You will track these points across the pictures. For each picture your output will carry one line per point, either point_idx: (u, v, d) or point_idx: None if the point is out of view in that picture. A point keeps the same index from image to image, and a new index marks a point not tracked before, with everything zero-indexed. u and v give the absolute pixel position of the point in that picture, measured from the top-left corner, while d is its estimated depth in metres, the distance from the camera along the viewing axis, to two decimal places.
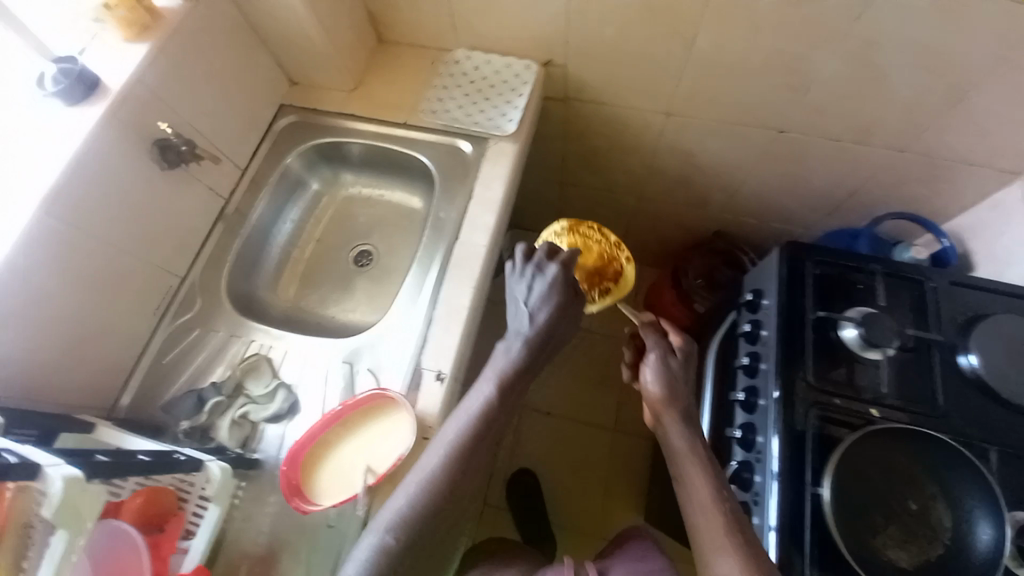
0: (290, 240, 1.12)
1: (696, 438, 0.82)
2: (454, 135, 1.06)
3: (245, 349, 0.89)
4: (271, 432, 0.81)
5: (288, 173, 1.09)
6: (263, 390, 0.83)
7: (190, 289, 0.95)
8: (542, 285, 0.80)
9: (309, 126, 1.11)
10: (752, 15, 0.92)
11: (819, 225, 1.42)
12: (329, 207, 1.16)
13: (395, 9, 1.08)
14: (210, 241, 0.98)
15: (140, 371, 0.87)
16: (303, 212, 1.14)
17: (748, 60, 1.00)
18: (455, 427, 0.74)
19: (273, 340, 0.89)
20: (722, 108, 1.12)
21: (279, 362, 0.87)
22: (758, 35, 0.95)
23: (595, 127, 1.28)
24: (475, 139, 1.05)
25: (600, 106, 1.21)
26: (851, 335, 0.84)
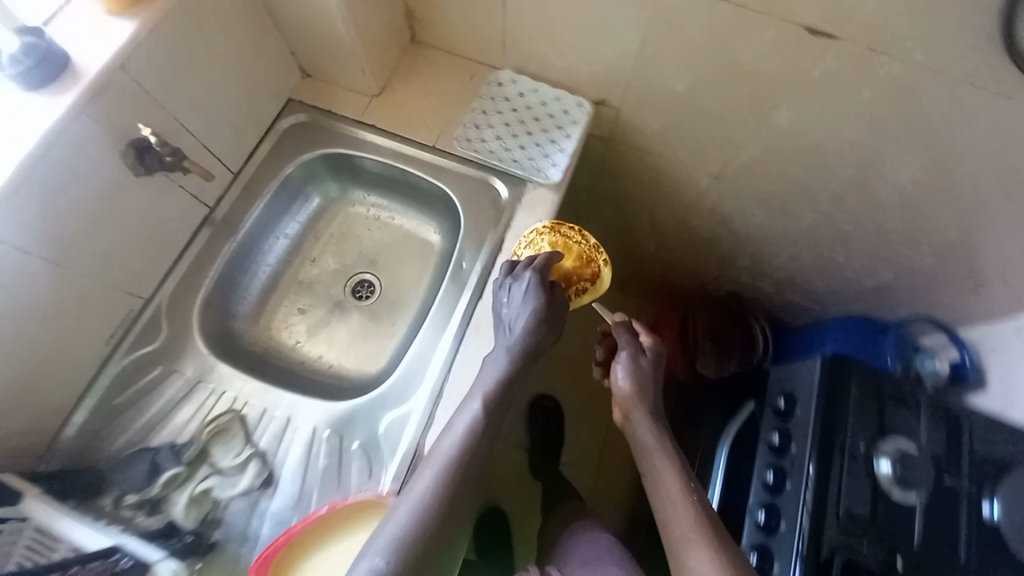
0: (283, 259, 0.96)
1: (664, 434, 0.77)
2: (490, 172, 0.94)
3: (215, 404, 0.75)
4: (236, 514, 0.69)
5: (290, 181, 0.94)
6: (232, 461, 0.72)
7: (156, 314, 0.80)
8: (526, 288, 0.69)
9: (321, 129, 0.95)
10: (839, 100, 0.82)
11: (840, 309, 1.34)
12: (333, 223, 1.00)
13: (438, 11, 0.93)
14: (187, 256, 0.84)
15: (81, 413, 0.72)
16: (300, 228, 0.98)
17: (820, 144, 0.91)
18: (449, 437, 0.62)
19: (251, 395, 0.76)
20: (776, 184, 1.03)
21: (254, 425, 0.74)
22: (839, 121, 0.85)
23: (635, 175, 1.17)
24: (511, 180, 0.93)
25: (647, 155, 1.09)
26: (884, 472, 0.80)
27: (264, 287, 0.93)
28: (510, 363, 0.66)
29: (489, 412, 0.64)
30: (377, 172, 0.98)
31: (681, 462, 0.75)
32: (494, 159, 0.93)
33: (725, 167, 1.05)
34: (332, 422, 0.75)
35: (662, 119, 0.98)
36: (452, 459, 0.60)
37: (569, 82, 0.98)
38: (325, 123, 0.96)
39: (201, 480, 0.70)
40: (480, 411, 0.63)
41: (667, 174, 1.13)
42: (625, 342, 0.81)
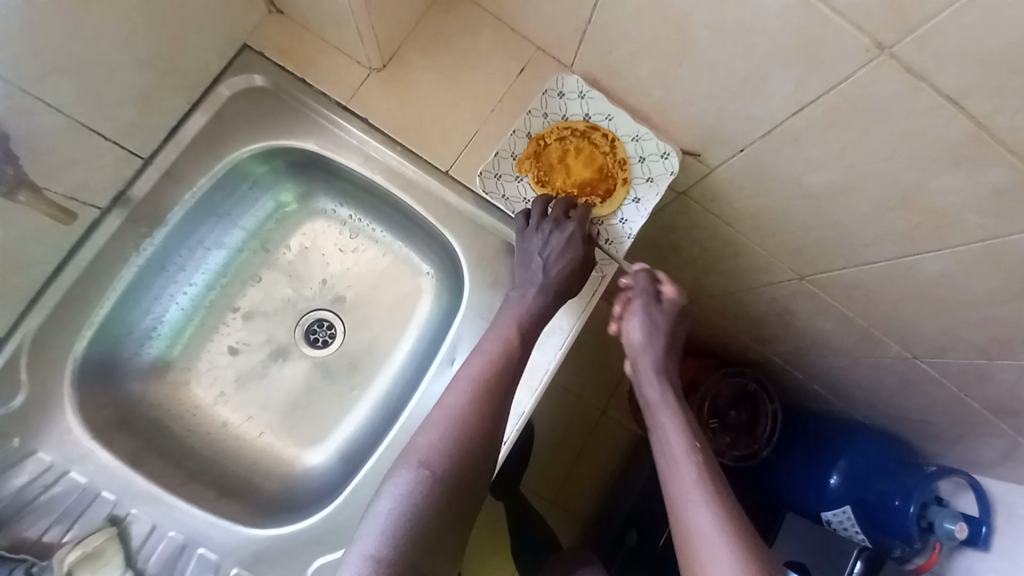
0: (217, 275, 0.71)
1: (672, 392, 0.66)
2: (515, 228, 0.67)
3: (87, 506, 0.57)
4: None
5: (231, 174, 0.66)
6: None
7: (10, 354, 0.57)
8: (551, 239, 0.62)
9: (286, 105, 0.66)
10: (1010, 261, 0.57)
11: (876, 425, 1.07)
12: (291, 236, 0.74)
13: None
14: (68, 271, 0.60)
15: None
16: (244, 237, 0.72)
17: (951, 294, 0.65)
18: (425, 434, 0.58)
19: (137, 497, 0.58)
20: (864, 310, 0.79)
21: (140, 541, 0.57)
22: (994, 281, 0.60)
23: (696, 240, 0.89)
24: None
25: (723, 228, 0.81)
26: None
27: (180, 318, 0.69)
28: (516, 341, 0.60)
29: (496, 384, 0.58)
30: (357, 185, 0.70)
31: (689, 419, 0.65)
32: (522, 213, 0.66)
33: (814, 279, 0.79)
34: (241, 559, 0.57)
35: (765, 202, 0.70)
36: (454, 439, 0.56)
37: (657, 118, 0.67)
38: (292, 96, 0.66)
39: None
40: (488, 386, 0.58)
41: (738, 256, 0.86)
42: (637, 289, 0.68)
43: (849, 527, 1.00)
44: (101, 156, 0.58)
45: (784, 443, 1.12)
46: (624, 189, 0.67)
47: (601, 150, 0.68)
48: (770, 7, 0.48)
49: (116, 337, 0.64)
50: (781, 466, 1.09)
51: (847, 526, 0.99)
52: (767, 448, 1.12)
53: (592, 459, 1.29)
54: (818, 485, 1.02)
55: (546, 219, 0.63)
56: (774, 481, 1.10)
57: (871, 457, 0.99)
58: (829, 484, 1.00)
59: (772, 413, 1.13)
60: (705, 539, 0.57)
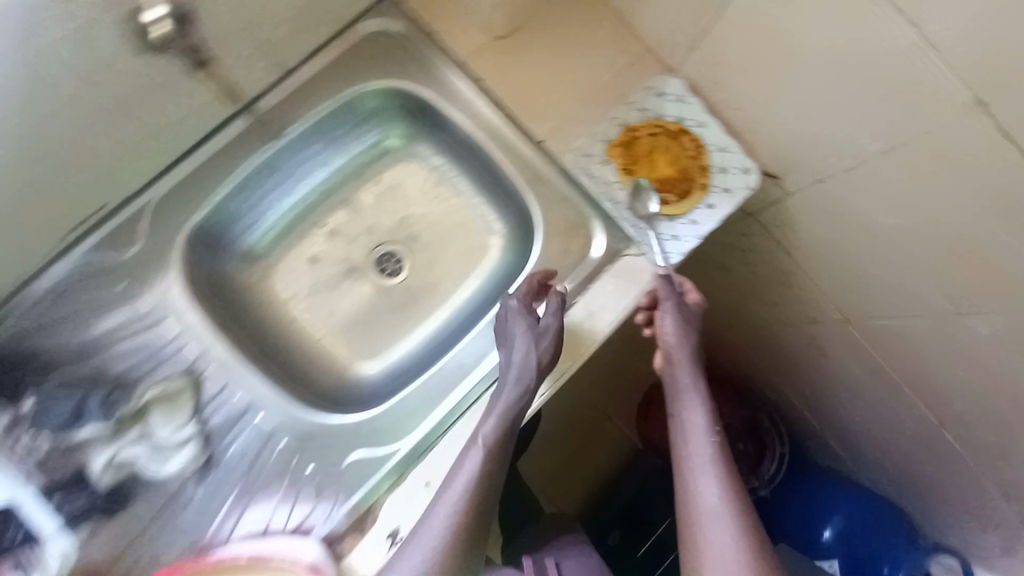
0: (312, 192, 0.78)
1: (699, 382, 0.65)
2: (593, 209, 0.71)
3: (169, 357, 0.64)
4: (159, 489, 0.61)
5: (351, 104, 0.73)
6: (170, 431, 0.63)
7: (138, 212, 0.66)
8: (524, 335, 0.62)
9: (410, 51, 0.72)
10: None
11: (884, 489, 1.07)
12: (384, 173, 0.81)
13: None
14: (199, 154, 0.68)
15: (12, 314, 0.63)
16: (344, 164, 0.79)
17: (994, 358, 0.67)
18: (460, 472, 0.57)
19: (211, 359, 0.65)
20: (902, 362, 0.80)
21: (208, 396, 0.64)
22: None
23: (750, 264, 0.92)
24: (612, 227, 0.71)
25: (781, 254, 0.84)
26: None
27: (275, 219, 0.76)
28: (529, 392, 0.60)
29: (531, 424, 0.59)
30: (456, 136, 0.75)
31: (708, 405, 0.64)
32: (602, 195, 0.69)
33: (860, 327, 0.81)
34: (292, 428, 0.65)
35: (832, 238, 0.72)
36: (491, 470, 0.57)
37: (746, 134, 0.71)
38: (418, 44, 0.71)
39: (129, 446, 0.61)
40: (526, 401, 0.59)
41: (789, 286, 0.89)
42: (669, 292, 0.65)
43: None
44: (252, 62, 0.66)
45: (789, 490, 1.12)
46: (701, 193, 0.70)
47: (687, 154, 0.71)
48: (884, 43, 0.52)
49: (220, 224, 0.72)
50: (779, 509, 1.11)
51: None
52: (766, 487, 1.12)
53: (590, 457, 1.32)
54: (809, 530, 1.07)
55: (523, 313, 0.64)
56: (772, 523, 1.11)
57: (867, 515, 1.04)
58: (823, 535, 1.05)
59: (779, 456, 1.13)
60: (712, 518, 0.59)
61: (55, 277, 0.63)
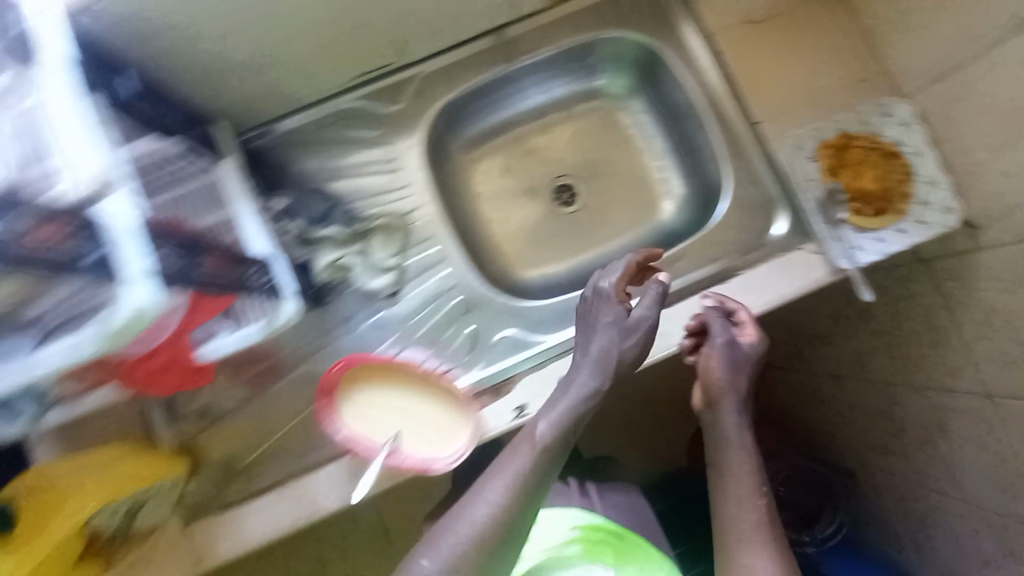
0: (529, 112, 0.86)
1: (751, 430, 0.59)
2: (785, 200, 0.74)
3: (392, 198, 0.74)
4: (354, 301, 0.71)
5: (595, 46, 0.79)
6: (379, 259, 0.71)
7: (398, 84, 0.75)
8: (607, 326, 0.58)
9: (666, 10, 0.76)
10: None
11: None
12: (592, 116, 0.87)
13: None
14: (461, 50, 0.76)
15: (284, 123, 0.73)
16: (561, 97, 0.86)
17: None
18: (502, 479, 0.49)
19: (425, 209, 0.75)
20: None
21: (414, 240, 0.74)
22: None
23: (892, 323, 0.85)
24: (800, 227, 0.72)
25: (941, 323, 0.76)
26: None
27: (486, 124, 0.84)
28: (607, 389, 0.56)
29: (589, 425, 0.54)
30: (677, 98, 0.79)
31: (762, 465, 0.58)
32: (802, 192, 0.72)
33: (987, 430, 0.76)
34: (470, 295, 0.73)
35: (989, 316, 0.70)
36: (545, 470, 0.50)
37: (966, 177, 0.67)
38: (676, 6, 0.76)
39: (349, 255, 0.70)
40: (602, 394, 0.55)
41: (915, 366, 0.84)
42: (717, 323, 0.64)
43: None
44: None
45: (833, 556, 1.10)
46: (895, 216, 0.70)
47: (890, 175, 0.72)
48: None
49: (453, 115, 0.81)
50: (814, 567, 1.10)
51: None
52: (814, 545, 1.10)
53: None
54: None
55: (613, 301, 0.59)
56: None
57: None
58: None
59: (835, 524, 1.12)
60: None
61: (336, 104, 0.74)
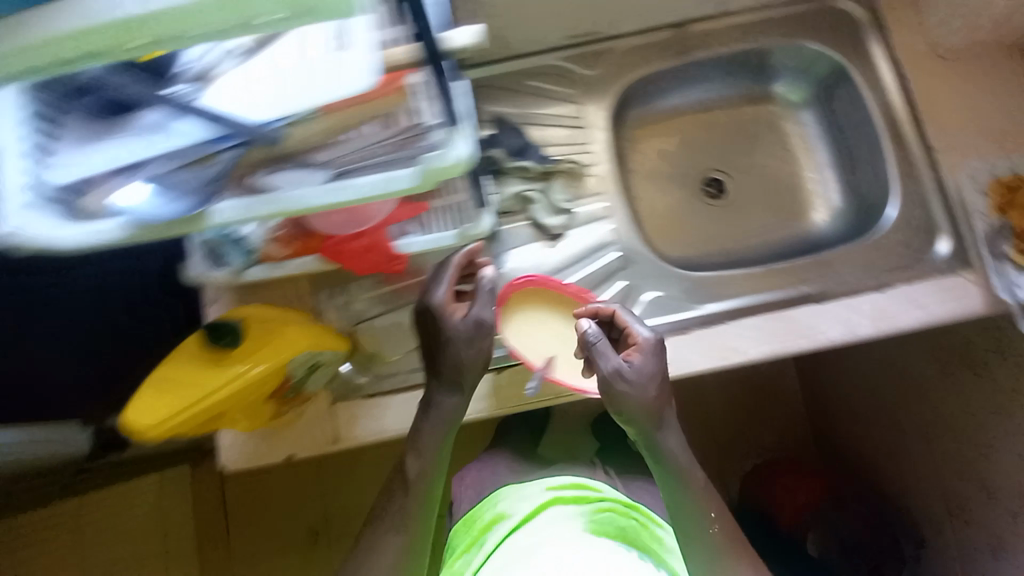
0: (696, 105, 0.91)
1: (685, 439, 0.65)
2: (950, 228, 0.74)
3: (573, 149, 0.80)
4: (525, 233, 0.77)
5: (779, 54, 0.84)
6: (556, 199, 0.77)
7: (597, 53, 0.82)
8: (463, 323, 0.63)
9: (862, 32, 0.80)
10: None
11: None
12: (754, 121, 0.91)
13: None
14: (657, 33, 0.82)
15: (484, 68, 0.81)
16: (728, 98, 0.90)
17: None
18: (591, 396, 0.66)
19: (600, 164, 0.80)
20: None
21: (587, 191, 0.79)
22: None
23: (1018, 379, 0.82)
24: (963, 256, 0.72)
25: None
26: None
27: (653, 107, 0.89)
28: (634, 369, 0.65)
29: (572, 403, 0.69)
30: (853, 117, 0.83)
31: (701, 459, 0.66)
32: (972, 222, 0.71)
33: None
34: (627, 250, 0.78)
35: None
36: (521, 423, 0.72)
37: None
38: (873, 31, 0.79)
39: (534, 189, 0.76)
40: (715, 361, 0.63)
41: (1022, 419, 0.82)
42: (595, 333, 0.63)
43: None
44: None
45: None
46: None
47: None
48: None
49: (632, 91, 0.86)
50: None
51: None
52: None
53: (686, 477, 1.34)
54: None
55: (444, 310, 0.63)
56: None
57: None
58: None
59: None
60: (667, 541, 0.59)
61: (545, 59, 0.81)
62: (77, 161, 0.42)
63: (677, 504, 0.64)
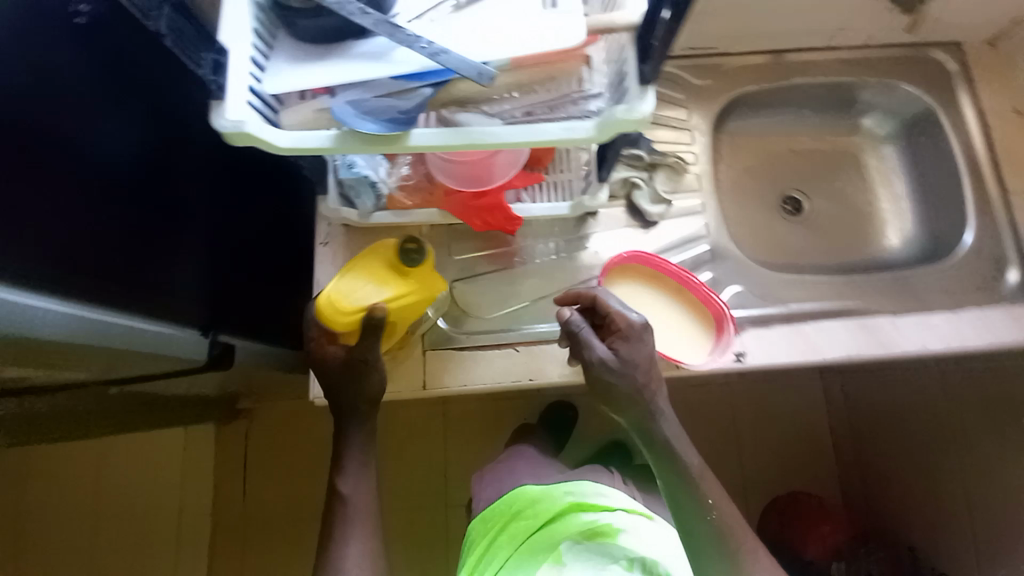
0: (786, 130, 0.98)
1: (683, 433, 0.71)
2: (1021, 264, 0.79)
3: (677, 146, 0.87)
4: (625, 215, 0.82)
5: (872, 92, 0.92)
6: (659, 188, 0.83)
7: (708, 67, 0.89)
8: None
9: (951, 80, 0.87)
10: None
11: None
12: (836, 151, 0.98)
13: None
14: (764, 57, 0.90)
15: None
16: (814, 128, 0.98)
17: None
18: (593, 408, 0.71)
19: (700, 164, 0.86)
20: None
21: (685, 185, 0.85)
22: None
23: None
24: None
25: None
26: None
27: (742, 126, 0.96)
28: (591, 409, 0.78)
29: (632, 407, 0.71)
30: (933, 158, 0.89)
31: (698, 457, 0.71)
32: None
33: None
34: (716, 246, 0.83)
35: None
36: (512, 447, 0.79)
37: None
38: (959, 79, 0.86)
39: (640, 176, 0.82)
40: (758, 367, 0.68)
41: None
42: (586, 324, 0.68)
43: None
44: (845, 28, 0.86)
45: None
46: None
47: None
48: None
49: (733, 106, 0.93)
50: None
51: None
52: None
53: None
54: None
55: None
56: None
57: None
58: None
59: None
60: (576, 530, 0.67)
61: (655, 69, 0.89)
62: (302, 77, 0.50)
63: (671, 489, 0.70)
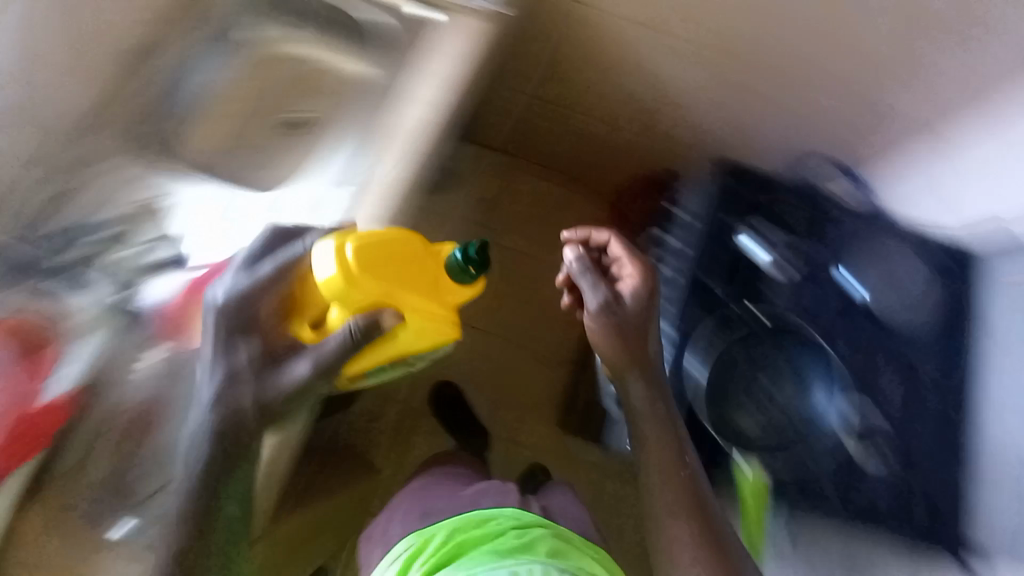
0: (227, 90, 0.99)
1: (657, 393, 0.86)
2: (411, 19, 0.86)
3: (151, 198, 0.91)
4: (162, 284, 0.86)
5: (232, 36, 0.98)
6: (143, 240, 0.90)
7: (99, 112, 0.90)
8: None
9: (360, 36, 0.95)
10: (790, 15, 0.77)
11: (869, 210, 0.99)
12: (269, 70, 1.00)
13: None
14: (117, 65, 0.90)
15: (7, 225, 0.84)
16: (238, 77, 1.00)
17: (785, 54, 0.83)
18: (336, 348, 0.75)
19: (177, 189, 0.93)
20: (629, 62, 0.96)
21: (166, 214, 0.91)
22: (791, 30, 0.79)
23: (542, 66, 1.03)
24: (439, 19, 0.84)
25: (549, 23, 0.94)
26: (833, 416, 0.99)
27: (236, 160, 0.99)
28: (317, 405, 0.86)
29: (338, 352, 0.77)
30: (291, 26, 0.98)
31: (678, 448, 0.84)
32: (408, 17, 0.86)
33: (727, 156, 1.09)
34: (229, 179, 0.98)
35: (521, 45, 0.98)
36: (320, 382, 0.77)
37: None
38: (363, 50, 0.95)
39: (124, 250, 0.89)
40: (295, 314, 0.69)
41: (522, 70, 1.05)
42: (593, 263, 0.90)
43: (870, 369, 0.97)
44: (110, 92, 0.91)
45: (745, 287, 1.07)
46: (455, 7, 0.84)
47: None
48: None
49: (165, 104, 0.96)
50: (778, 363, 1.04)
51: (796, 439, 1.02)
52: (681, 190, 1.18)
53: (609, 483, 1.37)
54: (780, 310, 1.04)
55: None
56: (762, 305, 1.05)
57: (862, 333, 0.98)
58: (768, 267, 1.05)
59: (745, 223, 1.08)
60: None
61: (119, 164, 0.92)
62: None
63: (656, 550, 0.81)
